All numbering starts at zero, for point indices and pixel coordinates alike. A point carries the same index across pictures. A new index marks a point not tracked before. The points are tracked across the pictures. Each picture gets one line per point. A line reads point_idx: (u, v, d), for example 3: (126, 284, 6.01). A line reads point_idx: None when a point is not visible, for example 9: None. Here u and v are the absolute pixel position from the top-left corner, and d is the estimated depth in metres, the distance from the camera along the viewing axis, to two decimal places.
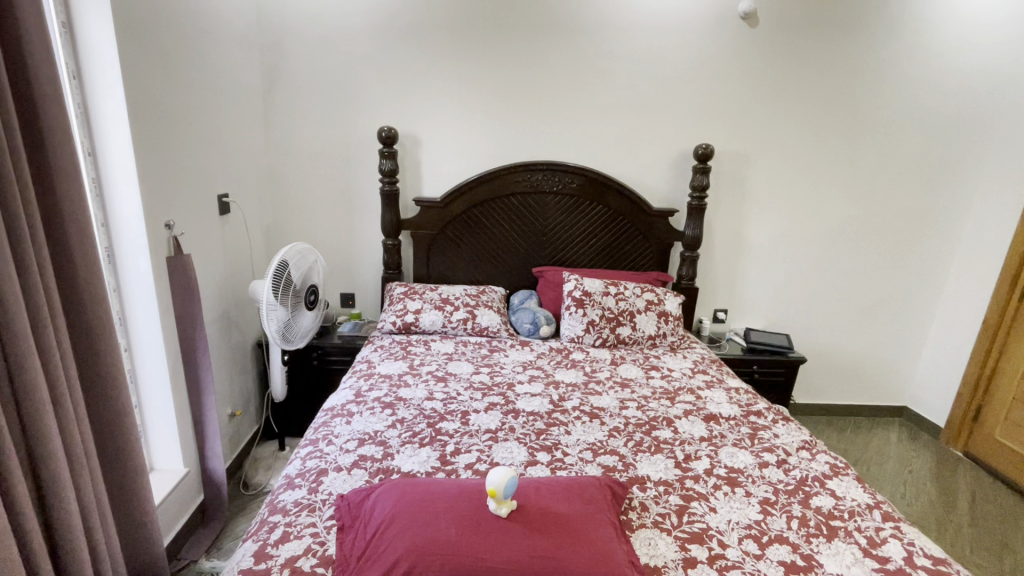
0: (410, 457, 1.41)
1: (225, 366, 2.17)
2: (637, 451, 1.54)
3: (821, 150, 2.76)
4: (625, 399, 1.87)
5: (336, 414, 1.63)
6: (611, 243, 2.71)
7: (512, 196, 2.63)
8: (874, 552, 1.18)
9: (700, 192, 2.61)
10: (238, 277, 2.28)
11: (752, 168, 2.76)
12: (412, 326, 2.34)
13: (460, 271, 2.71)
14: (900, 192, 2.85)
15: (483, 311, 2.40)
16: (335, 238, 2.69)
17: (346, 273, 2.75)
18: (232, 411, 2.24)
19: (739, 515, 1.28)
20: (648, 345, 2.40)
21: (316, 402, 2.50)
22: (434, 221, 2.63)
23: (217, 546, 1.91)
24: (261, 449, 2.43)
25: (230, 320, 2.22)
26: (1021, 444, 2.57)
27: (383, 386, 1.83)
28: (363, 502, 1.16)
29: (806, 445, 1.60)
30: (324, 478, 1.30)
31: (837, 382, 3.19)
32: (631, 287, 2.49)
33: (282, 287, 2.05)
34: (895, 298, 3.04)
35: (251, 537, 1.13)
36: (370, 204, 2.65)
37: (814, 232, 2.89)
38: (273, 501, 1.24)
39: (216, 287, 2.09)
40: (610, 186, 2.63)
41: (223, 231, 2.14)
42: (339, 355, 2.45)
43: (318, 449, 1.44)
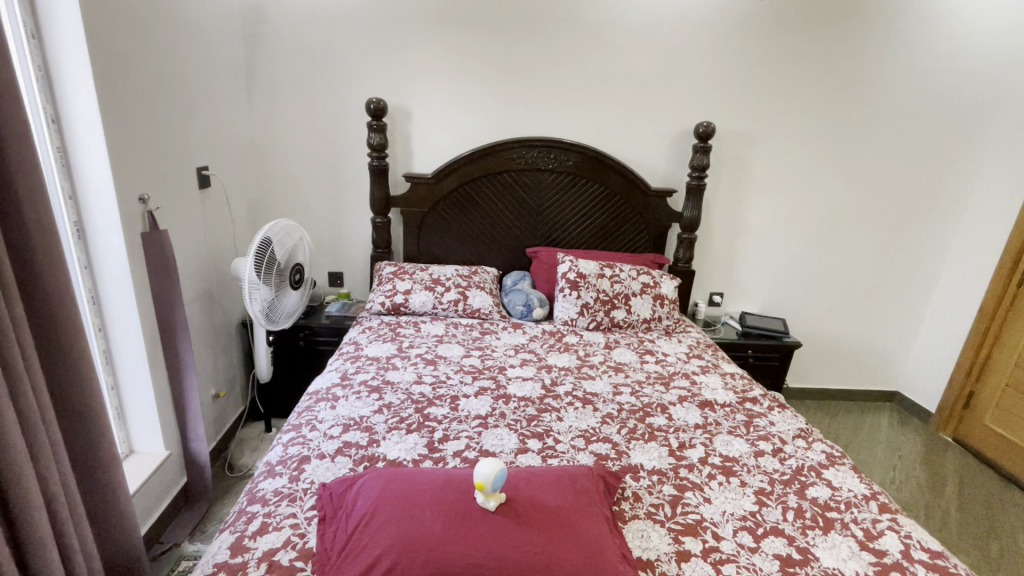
0: (397, 443, 1.37)
1: (207, 347, 2.10)
2: (630, 438, 1.50)
3: (824, 130, 2.69)
4: (618, 384, 1.83)
5: (321, 398, 1.57)
6: (607, 223, 2.64)
7: (506, 173, 2.54)
8: (871, 546, 1.15)
9: (700, 172, 2.53)
10: (221, 254, 2.20)
11: (754, 148, 2.68)
12: (402, 307, 2.28)
13: (451, 250, 2.63)
14: (902, 175, 2.79)
15: (474, 292, 2.34)
16: (322, 214, 2.59)
17: (334, 251, 2.66)
18: (216, 392, 2.18)
19: (733, 506, 1.25)
20: (643, 329, 2.35)
21: (304, 383, 2.45)
22: (424, 198, 2.54)
23: (201, 529, 1.87)
24: (248, 430, 2.39)
25: (212, 299, 2.14)
26: (1011, 431, 2.58)
27: (371, 369, 1.77)
28: (346, 492, 1.11)
29: (802, 433, 1.58)
30: (306, 466, 1.25)
31: (830, 366, 3.18)
32: (627, 269, 2.44)
33: (265, 266, 1.97)
34: (892, 283, 3.01)
35: (228, 528, 1.08)
36: (359, 180, 2.56)
37: (813, 215, 2.84)
38: (252, 489, 1.19)
39: (197, 265, 2.00)
40: (607, 164, 2.54)
41: (204, 207, 2.05)
42: (328, 336, 2.39)
43: (300, 434, 1.39)
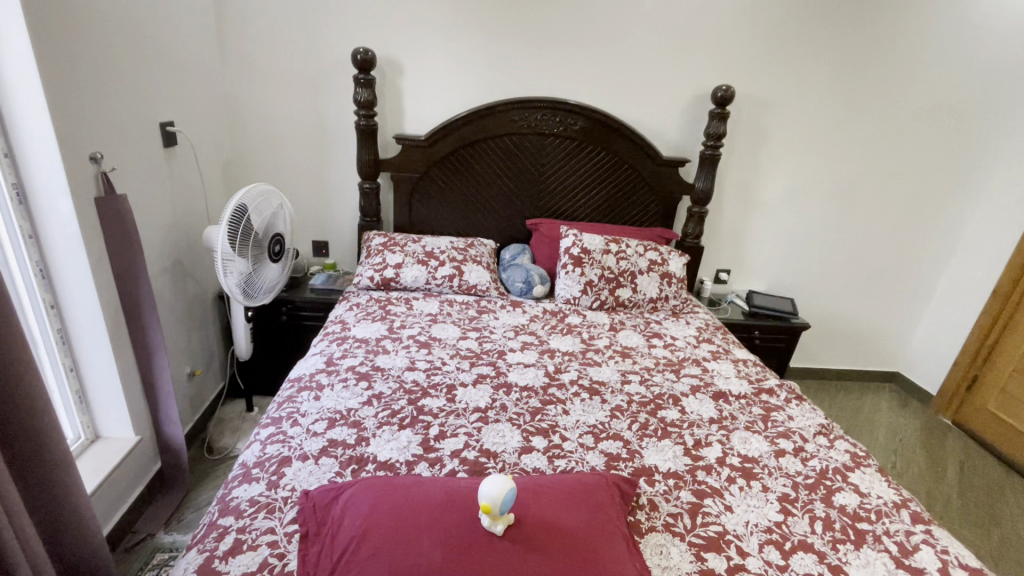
0: (388, 442, 1.23)
1: (179, 323, 1.93)
2: (642, 435, 1.39)
3: (848, 98, 2.50)
4: (626, 372, 1.70)
5: (303, 388, 1.42)
6: (613, 194, 2.46)
7: (507, 137, 2.34)
8: (906, 562, 1.06)
9: (715, 141, 2.34)
10: (192, 221, 1.99)
11: (772, 115, 2.50)
12: (393, 282, 2.11)
13: (446, 220, 2.45)
14: (925, 148, 2.63)
15: (471, 267, 2.18)
16: (305, 178, 2.38)
17: (318, 219, 2.46)
18: (191, 370, 2.03)
19: (757, 515, 1.15)
20: (649, 309, 2.22)
21: (288, 360, 2.29)
22: (417, 162, 2.33)
23: (178, 517, 1.75)
24: (228, 409, 2.25)
25: (184, 270, 1.95)
26: (1016, 417, 2.54)
27: (359, 353, 1.62)
28: (331, 506, 0.98)
29: (823, 430, 1.48)
30: (287, 470, 1.12)
31: (833, 347, 3.10)
32: (634, 244, 2.28)
33: (241, 236, 1.78)
34: (903, 263, 2.90)
35: (195, 547, 0.95)
36: (345, 141, 2.34)
37: (829, 190, 2.69)
38: (225, 498, 1.05)
39: (164, 233, 1.81)
40: (616, 130, 2.34)
41: (170, 168, 1.83)
42: (312, 311, 2.23)
43: (281, 431, 1.25)
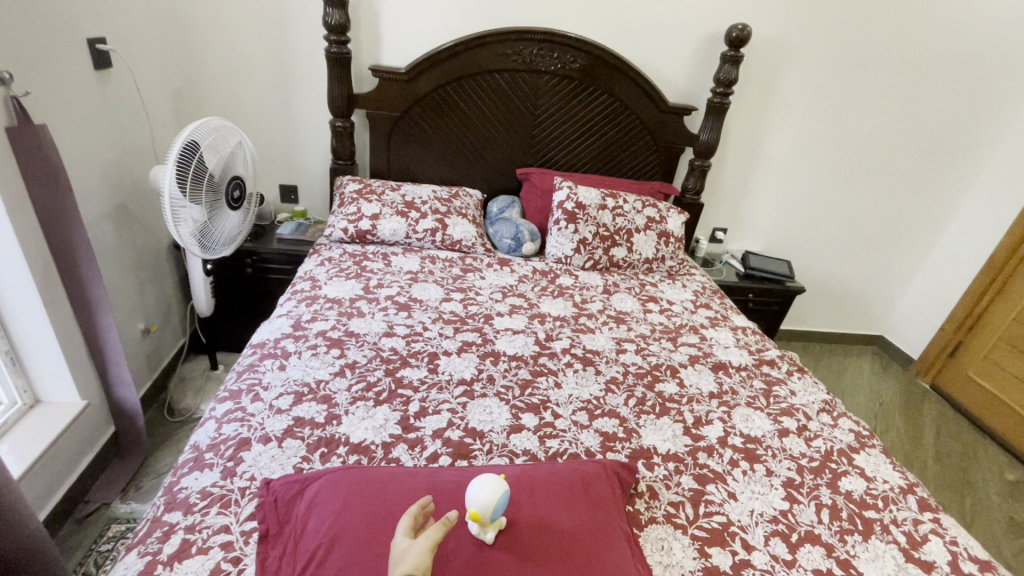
0: (363, 421, 1.10)
1: (128, 275, 1.73)
2: (639, 412, 1.29)
3: (868, 45, 2.30)
4: (621, 339, 1.59)
5: (267, 355, 1.27)
6: (611, 143, 2.26)
7: (498, 74, 2.09)
8: (915, 555, 1.01)
9: (725, 88, 2.14)
10: (137, 158, 1.75)
11: (788, 60, 2.29)
12: (369, 235, 1.92)
13: (428, 166, 2.23)
14: (941, 104, 2.47)
15: (455, 221, 2.00)
16: (269, 113, 2.11)
17: (285, 161, 2.22)
18: (145, 327, 1.84)
19: (762, 503, 1.07)
20: (644, 271, 2.09)
21: (254, 316, 2.12)
22: (396, 99, 2.08)
23: (136, 485, 1.63)
24: (190, 366, 2.09)
25: (131, 216, 1.73)
26: (995, 384, 2.55)
27: (330, 316, 1.46)
28: (295, 504, 0.85)
29: (827, 407, 1.40)
30: (246, 455, 0.98)
31: (822, 309, 3.04)
32: (632, 200, 2.12)
33: (192, 180, 1.55)
34: (902, 226, 2.80)
35: (136, 548, 0.82)
36: (314, 71, 2.06)
37: (838, 147, 2.53)
38: (172, 488, 0.92)
39: (103, 173, 1.57)
40: (619, 70, 2.12)
41: (105, 94, 1.57)
42: (280, 263, 2.04)
43: (240, 407, 1.10)
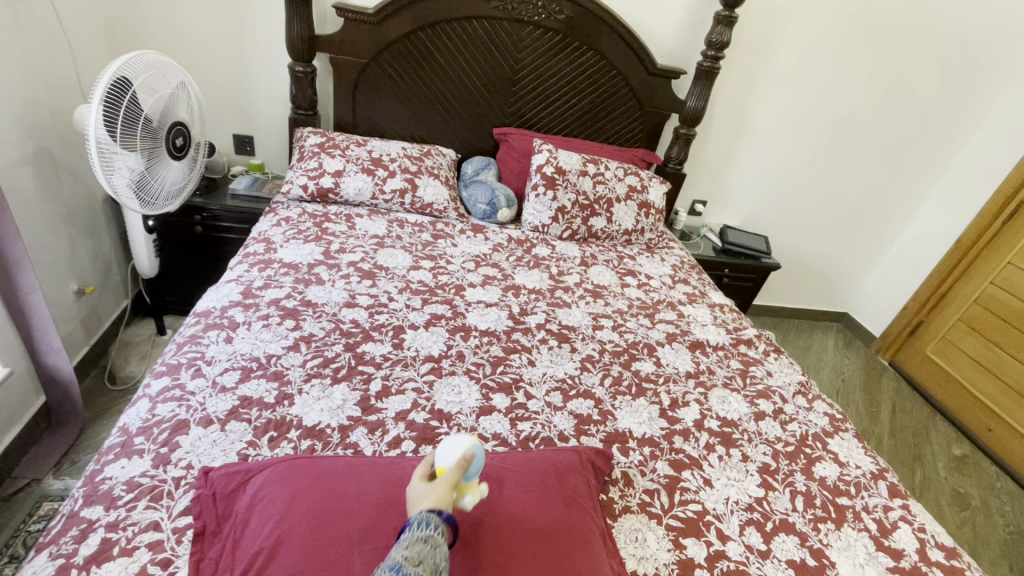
0: (318, 401, 1.01)
1: (55, 228, 1.54)
2: (616, 393, 1.23)
3: (862, 14, 2.21)
4: (598, 315, 1.52)
5: (212, 326, 1.15)
6: (595, 105, 2.14)
7: (476, 21, 1.91)
8: (886, 543, 1.00)
9: (717, 51, 2.02)
10: (60, 95, 1.53)
11: (781, 26, 2.18)
12: (331, 194, 1.77)
13: (397, 120, 2.06)
14: (927, 82, 2.42)
15: (426, 182, 1.86)
16: (219, 51, 1.89)
17: (238, 107, 2.01)
18: (79, 288, 1.67)
19: (737, 491, 1.04)
20: (623, 242, 2.02)
21: (205, 277, 1.96)
22: (363, 44, 1.89)
23: (71, 459, 1.50)
24: (136, 330, 1.94)
25: (55, 162, 1.53)
26: (950, 363, 2.63)
27: (286, 283, 1.33)
28: (238, 497, 0.76)
29: (802, 390, 1.39)
30: (182, 440, 0.88)
31: (793, 286, 3.06)
32: (613, 167, 2.02)
33: (123, 123, 1.36)
34: (877, 206, 2.80)
35: (47, 549, 0.72)
36: (270, 6, 1.84)
37: (822, 122, 2.47)
38: (95, 477, 0.81)
39: (17, 112, 1.36)
40: (607, 24, 1.97)
41: (15, 18, 1.34)
42: (233, 221, 1.87)
43: (178, 384, 0.99)
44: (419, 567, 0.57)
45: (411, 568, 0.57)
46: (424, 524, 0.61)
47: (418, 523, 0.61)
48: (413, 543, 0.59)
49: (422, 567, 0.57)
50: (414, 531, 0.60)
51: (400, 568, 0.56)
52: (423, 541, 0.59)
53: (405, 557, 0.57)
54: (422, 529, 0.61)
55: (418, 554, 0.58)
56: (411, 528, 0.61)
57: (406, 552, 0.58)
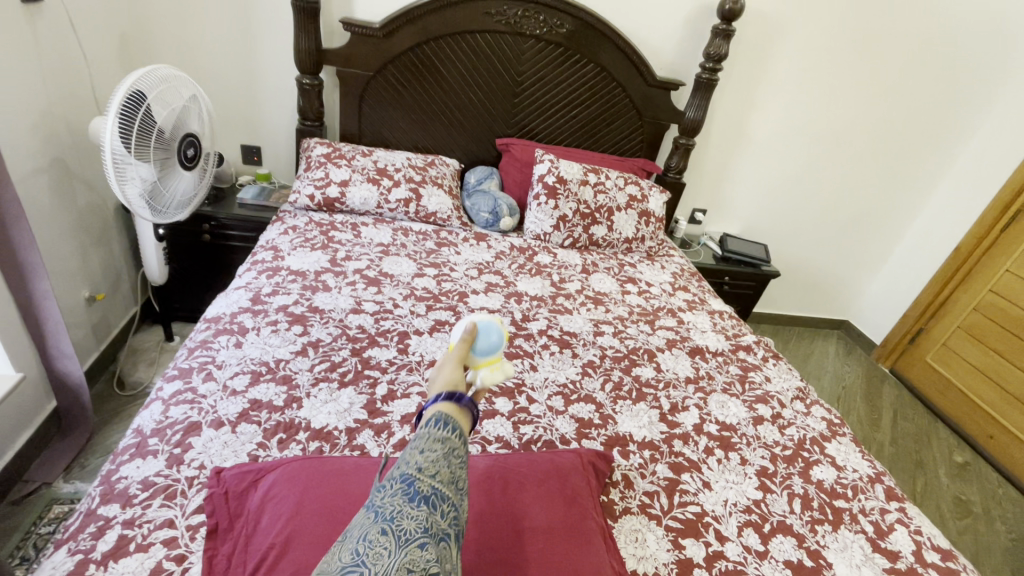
0: (325, 404, 1.04)
1: (68, 237, 1.58)
2: (616, 398, 1.25)
3: (858, 27, 2.26)
4: (599, 322, 1.55)
5: (222, 331, 1.18)
6: (595, 116, 2.18)
7: (478, 34, 1.96)
8: (882, 545, 1.02)
9: (715, 63, 2.06)
10: (75, 107, 1.57)
11: (778, 38, 2.23)
12: (337, 203, 1.81)
13: (402, 131, 2.10)
14: (923, 92, 2.46)
15: (430, 191, 1.90)
16: (229, 65, 1.94)
17: (246, 118, 2.06)
18: (90, 295, 1.71)
19: (736, 493, 1.06)
20: (624, 250, 2.05)
21: (213, 285, 1.99)
22: (369, 57, 1.94)
23: (80, 463, 1.53)
24: (143, 337, 1.97)
25: (70, 172, 1.57)
26: (951, 371, 2.64)
27: (293, 289, 1.37)
28: (250, 495, 0.79)
29: (800, 395, 1.41)
30: (195, 441, 0.90)
31: (794, 293, 3.08)
32: (614, 177, 2.06)
33: (138, 135, 1.40)
34: (875, 214, 2.83)
35: (66, 545, 0.74)
36: (279, 21, 1.90)
37: (819, 131, 2.51)
38: (110, 476, 0.84)
39: (35, 124, 1.41)
40: (607, 37, 2.02)
41: (34, 33, 1.39)
42: (240, 230, 1.91)
43: (190, 387, 1.02)
44: (437, 475, 0.52)
45: (428, 477, 0.51)
46: (440, 427, 0.55)
47: (433, 425, 0.55)
48: (428, 449, 0.54)
49: (440, 475, 0.52)
50: (428, 435, 0.55)
51: (416, 476, 0.51)
52: (439, 446, 0.54)
53: (420, 466, 0.52)
54: (437, 432, 0.55)
55: (434, 461, 0.53)
56: (425, 431, 0.55)
57: (420, 459, 0.53)
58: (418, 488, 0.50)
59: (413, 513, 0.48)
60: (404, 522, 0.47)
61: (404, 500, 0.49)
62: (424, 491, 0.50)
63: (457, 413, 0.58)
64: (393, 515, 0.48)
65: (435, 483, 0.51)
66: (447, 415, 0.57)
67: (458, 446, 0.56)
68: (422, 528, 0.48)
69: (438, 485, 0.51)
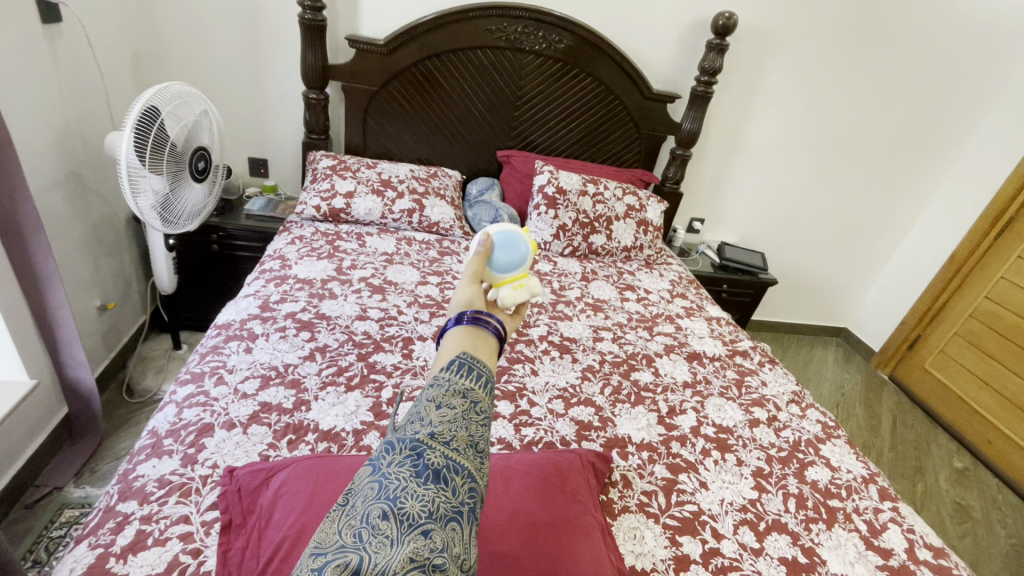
0: (333, 407, 1.07)
1: (81, 248, 1.62)
2: (615, 401, 1.29)
3: (850, 40, 2.32)
4: (598, 328, 1.58)
5: (232, 337, 1.21)
6: (594, 128, 2.24)
7: (479, 50, 2.02)
8: (875, 543, 1.04)
9: (710, 77, 2.12)
10: (90, 122, 1.63)
11: (772, 51, 2.29)
12: (342, 214, 1.86)
13: (406, 143, 2.16)
14: (915, 103, 2.52)
15: (433, 202, 1.95)
16: (238, 81, 2.00)
17: (254, 132, 2.11)
18: (102, 304, 1.75)
19: (732, 493, 1.09)
20: (622, 259, 2.09)
21: (220, 294, 2.04)
22: (374, 72, 2.00)
23: (91, 468, 1.56)
24: (152, 345, 2.00)
25: (84, 185, 1.62)
26: (949, 378, 2.66)
27: (301, 297, 1.41)
28: (262, 491, 0.82)
29: (796, 398, 1.44)
30: (208, 442, 0.94)
31: (792, 301, 3.11)
32: (612, 187, 2.11)
33: (152, 149, 1.45)
34: (871, 223, 2.87)
35: (87, 540, 0.77)
36: (287, 39, 1.96)
37: (815, 142, 2.56)
38: (128, 475, 0.87)
39: (53, 138, 1.46)
40: (605, 52, 2.08)
41: (53, 52, 1.44)
42: (248, 240, 1.95)
43: (202, 391, 1.05)
44: (450, 442, 0.46)
45: (441, 445, 0.45)
46: (458, 381, 0.51)
47: (449, 379, 0.52)
48: (442, 408, 0.48)
49: (454, 442, 0.46)
50: (443, 390, 0.50)
51: (426, 444, 0.45)
52: (454, 407, 0.49)
53: (432, 430, 0.46)
54: (453, 388, 0.50)
55: (449, 424, 0.47)
56: (440, 386, 0.51)
57: (433, 423, 0.47)
58: (429, 459, 0.44)
59: (420, 490, 0.42)
60: (407, 501, 0.41)
61: (411, 473, 0.43)
62: (434, 463, 0.44)
63: (476, 353, 0.56)
64: (397, 490, 0.41)
65: (449, 452, 0.45)
66: (467, 366, 0.53)
67: (477, 406, 0.50)
68: (429, 511, 0.41)
69: (452, 455, 0.45)
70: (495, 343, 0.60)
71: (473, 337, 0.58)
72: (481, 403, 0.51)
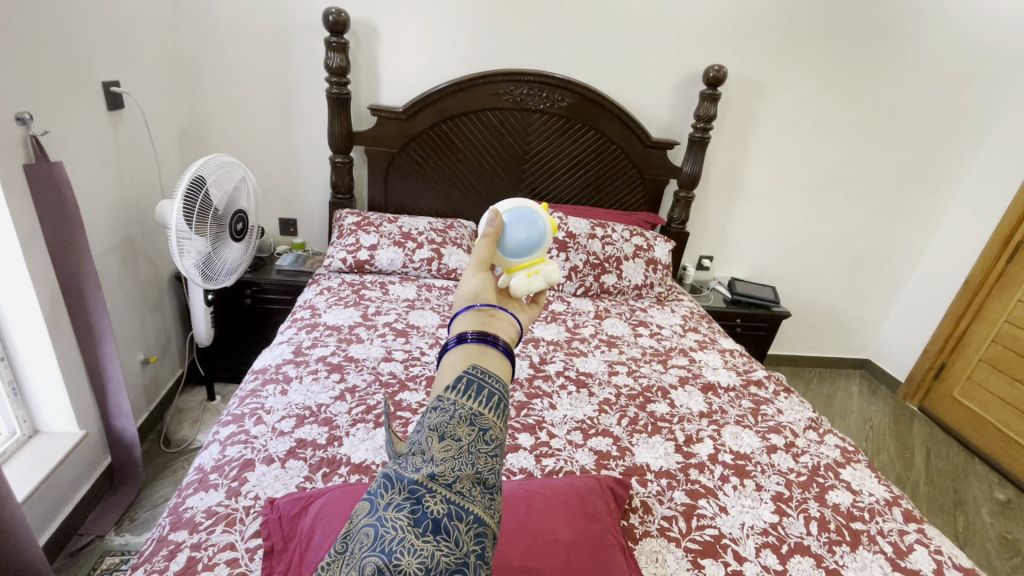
0: (363, 441, 1.13)
1: (130, 305, 1.76)
2: (632, 431, 1.33)
3: (839, 83, 2.45)
4: (613, 363, 1.63)
5: (269, 380, 1.31)
6: (599, 176, 2.37)
7: (488, 111, 2.20)
8: (902, 564, 1.04)
9: (705, 123, 2.27)
10: (143, 193, 1.81)
11: (765, 97, 2.42)
12: (366, 265, 1.98)
13: (423, 198, 2.32)
14: (909, 137, 2.61)
15: (451, 250, 2.07)
16: (272, 150, 2.20)
17: (285, 195, 2.30)
18: (145, 357, 1.87)
19: (752, 517, 1.11)
20: (634, 296, 2.16)
21: (252, 346, 2.16)
22: (394, 136, 2.18)
23: (131, 517, 1.61)
24: (188, 397, 2.11)
25: (135, 248, 1.78)
26: (980, 406, 2.59)
27: (330, 342, 1.50)
28: (300, 517, 0.88)
29: (813, 425, 1.45)
30: (249, 475, 1.01)
31: (810, 333, 3.11)
32: (620, 229, 2.22)
33: (199, 212, 1.61)
34: (882, 252, 2.91)
35: (143, 566, 0.84)
36: (316, 110, 2.16)
37: (814, 177, 2.65)
38: (178, 507, 0.95)
39: (111, 208, 1.62)
40: (604, 107, 2.24)
41: (115, 133, 1.64)
42: (279, 294, 2.08)
43: (243, 429, 1.13)
44: (453, 484, 0.43)
45: (441, 488, 0.42)
46: (462, 406, 0.47)
47: (453, 405, 0.47)
48: (445, 440, 0.45)
49: (457, 484, 0.43)
50: (446, 419, 0.46)
51: (426, 487, 0.42)
52: (457, 440, 0.45)
53: (432, 470, 0.43)
54: (457, 417, 0.46)
55: (451, 462, 0.44)
56: (442, 412, 0.46)
57: (432, 460, 0.43)
58: (428, 506, 0.41)
59: (418, 544, 0.39)
60: (403, 556, 0.39)
61: (408, 521, 0.40)
62: (434, 512, 0.41)
63: (485, 365, 0.52)
64: (393, 542, 0.39)
65: (450, 496, 0.42)
66: (474, 388, 0.48)
67: (487, 435, 0.46)
68: (427, 567, 0.38)
69: (455, 500, 0.42)
70: (505, 360, 0.55)
71: (476, 354, 0.53)
72: (489, 432, 0.46)
